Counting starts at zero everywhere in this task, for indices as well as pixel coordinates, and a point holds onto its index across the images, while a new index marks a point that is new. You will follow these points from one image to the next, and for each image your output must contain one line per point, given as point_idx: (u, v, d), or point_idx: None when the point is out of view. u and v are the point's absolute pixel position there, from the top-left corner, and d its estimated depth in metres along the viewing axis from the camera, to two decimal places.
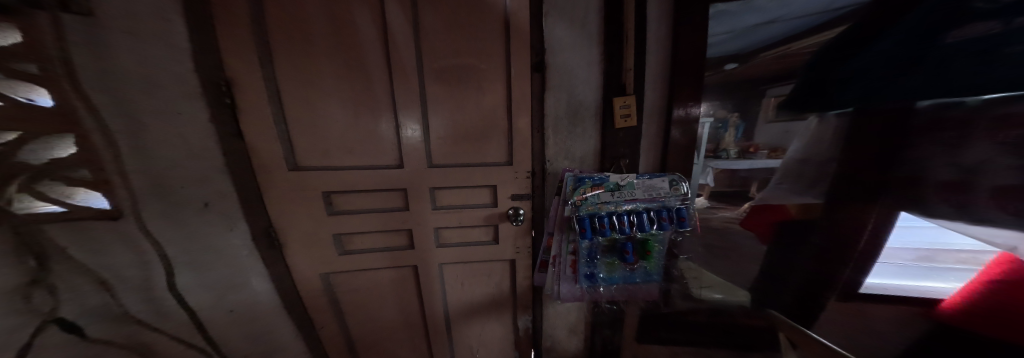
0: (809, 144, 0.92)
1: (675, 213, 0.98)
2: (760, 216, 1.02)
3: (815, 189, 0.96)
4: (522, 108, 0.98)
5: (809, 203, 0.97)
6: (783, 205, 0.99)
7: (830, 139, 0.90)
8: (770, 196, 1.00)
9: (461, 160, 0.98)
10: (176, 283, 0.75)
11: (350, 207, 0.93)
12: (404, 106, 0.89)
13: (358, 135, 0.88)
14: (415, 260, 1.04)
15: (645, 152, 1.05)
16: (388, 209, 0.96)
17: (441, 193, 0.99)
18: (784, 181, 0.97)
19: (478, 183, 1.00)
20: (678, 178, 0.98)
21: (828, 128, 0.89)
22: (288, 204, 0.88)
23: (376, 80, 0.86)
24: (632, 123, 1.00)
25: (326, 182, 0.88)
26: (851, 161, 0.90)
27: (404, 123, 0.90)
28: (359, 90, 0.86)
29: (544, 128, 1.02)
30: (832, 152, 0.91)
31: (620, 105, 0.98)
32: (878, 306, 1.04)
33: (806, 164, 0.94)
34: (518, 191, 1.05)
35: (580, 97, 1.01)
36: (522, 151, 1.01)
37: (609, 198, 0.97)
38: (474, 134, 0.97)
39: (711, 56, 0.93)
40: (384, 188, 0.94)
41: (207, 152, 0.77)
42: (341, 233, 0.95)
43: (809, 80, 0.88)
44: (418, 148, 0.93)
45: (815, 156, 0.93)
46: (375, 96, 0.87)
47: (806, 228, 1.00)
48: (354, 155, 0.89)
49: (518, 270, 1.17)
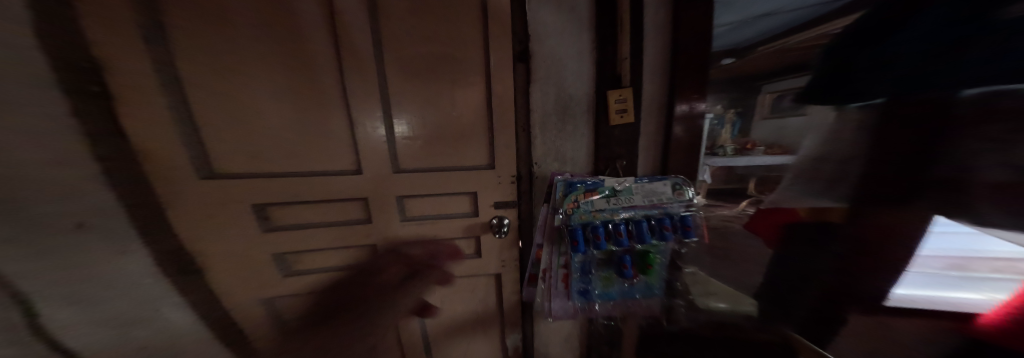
0: (829, 144, 0.81)
1: (678, 221, 0.86)
2: (768, 219, 0.91)
3: (834, 192, 0.84)
4: (504, 104, 0.86)
5: (826, 206, 0.86)
6: (794, 209, 0.88)
7: (851, 135, 0.79)
8: (782, 199, 0.88)
9: (436, 163, 0.86)
10: (44, 323, 0.67)
11: (300, 219, 0.82)
12: (366, 108, 0.78)
13: (310, 138, 0.77)
14: (382, 277, 0.93)
15: (645, 151, 0.94)
16: (348, 222, 0.85)
17: (410, 202, 0.87)
18: (796, 183, 0.86)
19: (451, 192, 0.89)
20: (680, 182, 0.86)
21: (848, 124, 0.78)
22: (233, 217, 0.78)
23: (329, 78, 0.75)
24: (628, 119, 0.89)
25: (274, 191, 0.78)
26: (877, 160, 0.79)
27: (366, 122, 0.78)
28: (313, 90, 0.75)
29: (530, 126, 0.90)
30: (853, 150, 0.80)
31: (614, 98, 0.87)
32: (901, 319, 0.93)
33: (823, 163, 0.83)
34: (498, 200, 0.93)
35: (570, 91, 0.90)
36: (501, 155, 0.89)
37: (604, 205, 0.86)
38: (450, 135, 0.85)
39: (716, 48, 0.82)
40: (341, 199, 0.82)
41: (77, 159, 0.67)
42: (285, 252, 0.84)
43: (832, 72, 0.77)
44: (382, 154, 0.81)
45: (834, 154, 0.82)
46: (333, 95, 0.76)
47: (824, 234, 0.89)
48: (302, 160, 0.78)
49: (504, 285, 1.05)
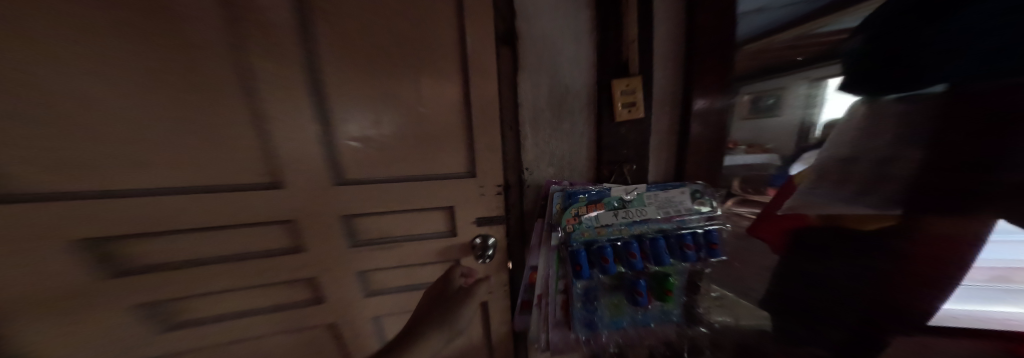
0: (859, 145, 0.65)
1: (700, 237, 0.72)
2: (772, 224, 0.75)
3: (868, 198, 0.67)
4: (485, 97, 0.69)
5: (854, 214, 0.69)
6: (807, 215, 0.72)
7: (887, 128, 0.62)
8: (801, 204, 0.71)
9: (401, 172, 0.68)
10: None
11: (234, 244, 0.66)
12: (310, 104, 0.61)
13: (238, 142, 0.60)
14: (341, 312, 0.76)
15: (657, 153, 0.80)
16: (262, 251, 0.68)
17: (364, 222, 0.70)
18: (818, 184, 0.69)
19: (421, 208, 0.71)
20: (700, 189, 0.74)
21: (879, 116, 0.62)
22: (144, 247, 0.62)
23: (257, 62, 0.57)
24: (637, 115, 0.74)
25: (193, 211, 0.61)
26: (923, 160, 0.61)
27: (306, 121, 0.62)
28: (237, 81, 0.58)
29: (519, 125, 0.74)
30: (897, 150, 0.62)
31: (621, 90, 0.72)
32: (946, 340, 0.73)
33: (852, 163, 0.66)
34: (481, 215, 0.76)
35: (567, 81, 0.74)
36: (485, 161, 0.72)
37: (611, 219, 0.71)
38: (418, 136, 0.68)
39: (740, 36, 0.68)
40: (255, 222, 0.65)
41: None
42: (170, 296, 0.66)
43: (862, 66, 0.61)
44: (334, 161, 0.65)
45: (867, 152, 0.64)
46: (265, 87, 0.59)
47: (873, 247, 0.71)
48: (232, 171, 0.62)
49: (491, 315, 0.88)
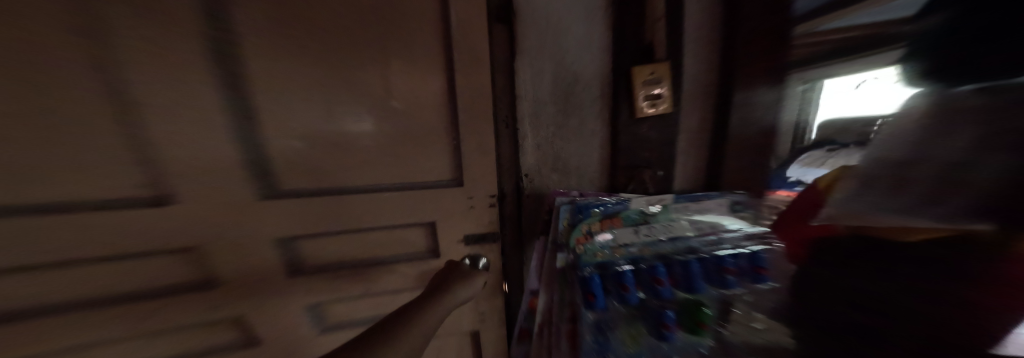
0: (935, 124, 0.27)
1: (745, 260, 0.52)
2: (807, 228, 0.39)
3: (919, 204, 0.28)
4: (475, 87, 0.56)
5: (907, 227, 0.30)
6: (849, 225, 0.34)
7: (975, 72, 0.25)
8: (860, 216, 0.33)
9: (369, 179, 0.55)
10: None
11: (144, 281, 0.50)
12: (241, 92, 0.46)
13: (120, 147, 0.42)
14: (300, 347, 0.63)
15: (682, 156, 0.67)
16: (181, 285, 0.52)
17: (308, 245, 0.56)
18: (880, 184, 0.31)
19: (401, 223, 0.60)
20: (741, 201, 0.60)
21: (972, 81, 0.26)
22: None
23: (146, 34, 0.40)
24: (662, 110, 0.60)
25: (73, 241, 0.44)
26: (978, 149, 0.25)
27: (232, 114, 0.46)
28: (115, 59, 0.40)
29: (517, 121, 0.61)
30: (951, 123, 0.26)
31: (644, 78, 0.58)
32: None
33: (913, 149, 0.28)
34: (471, 231, 0.64)
35: (576, 68, 0.60)
36: (477, 167, 0.60)
37: (630, 238, 0.58)
38: (391, 134, 0.54)
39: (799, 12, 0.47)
40: (168, 249, 0.49)
41: None
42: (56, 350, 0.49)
43: (930, 41, 0.29)
44: (280, 166, 0.50)
45: (926, 122, 0.28)
46: (157, 66, 0.42)
47: (895, 270, 0.31)
48: (119, 188, 0.44)
49: (484, 346, 0.74)
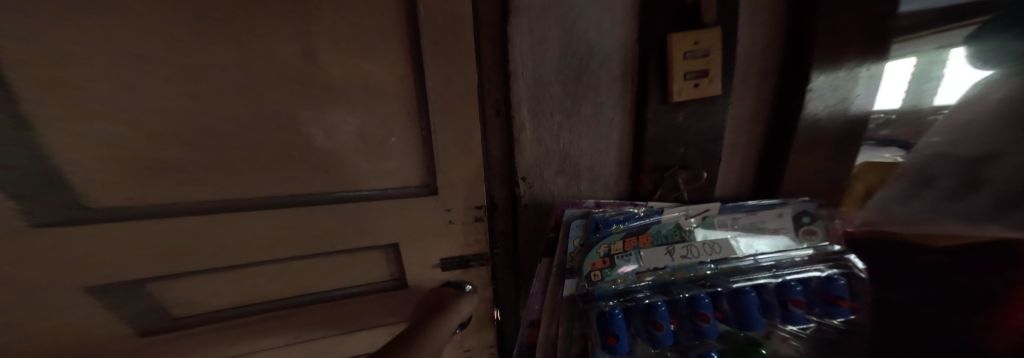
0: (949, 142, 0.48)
1: (815, 287, 0.44)
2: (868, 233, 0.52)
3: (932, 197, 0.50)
4: (450, 64, 0.41)
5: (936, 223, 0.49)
6: (905, 227, 0.51)
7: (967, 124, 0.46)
8: (880, 217, 0.52)
9: (322, 185, 0.45)
10: None
11: (63, 304, 0.42)
12: (132, 70, 0.34)
13: None
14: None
15: (727, 156, 0.53)
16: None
17: (245, 271, 0.49)
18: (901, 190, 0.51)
19: (370, 236, 0.50)
20: (806, 211, 0.47)
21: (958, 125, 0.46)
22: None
23: None
24: (706, 93, 0.45)
25: None
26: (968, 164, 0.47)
27: (74, 110, 0.34)
28: None
29: (513, 111, 0.47)
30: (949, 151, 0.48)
31: (682, 52, 0.43)
32: None
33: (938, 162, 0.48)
34: (456, 245, 0.53)
35: (590, 37, 0.45)
36: (459, 168, 0.47)
37: (665, 259, 0.44)
38: (348, 130, 0.42)
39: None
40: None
41: None
42: None
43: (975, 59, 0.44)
44: (208, 167, 0.40)
45: (946, 150, 0.48)
46: None
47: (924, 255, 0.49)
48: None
49: None
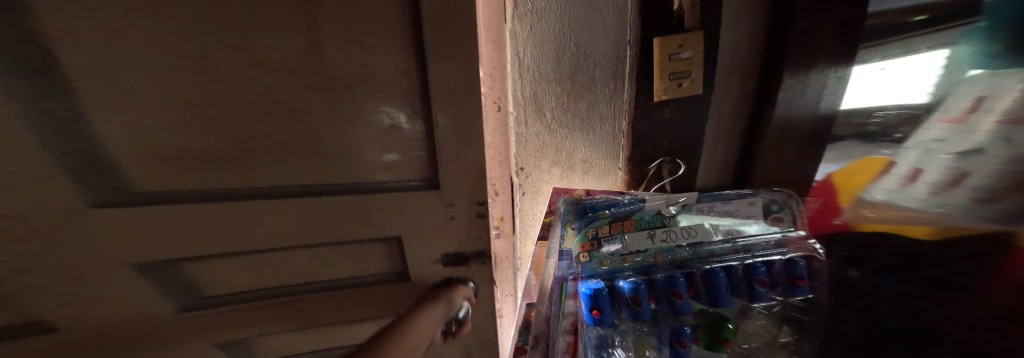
0: None
1: (780, 268, 0.50)
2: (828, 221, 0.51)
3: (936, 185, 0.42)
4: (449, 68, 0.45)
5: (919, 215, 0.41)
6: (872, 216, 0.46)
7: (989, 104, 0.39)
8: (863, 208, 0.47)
9: (336, 175, 0.49)
10: None
11: (110, 280, 0.48)
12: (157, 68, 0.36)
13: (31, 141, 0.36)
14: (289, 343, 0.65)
15: (714, 151, 0.56)
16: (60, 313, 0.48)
17: (262, 257, 0.54)
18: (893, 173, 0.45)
19: (376, 224, 0.55)
20: (777, 201, 0.52)
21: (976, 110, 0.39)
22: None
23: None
24: (690, 91, 0.50)
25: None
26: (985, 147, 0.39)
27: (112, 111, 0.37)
28: None
29: (512, 107, 0.52)
30: None
31: (665, 56, 0.48)
32: None
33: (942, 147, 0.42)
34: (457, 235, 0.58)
35: (585, 41, 0.49)
36: (461, 163, 0.52)
37: (648, 243, 0.49)
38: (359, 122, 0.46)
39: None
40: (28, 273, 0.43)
41: None
42: None
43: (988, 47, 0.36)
44: (230, 156, 0.43)
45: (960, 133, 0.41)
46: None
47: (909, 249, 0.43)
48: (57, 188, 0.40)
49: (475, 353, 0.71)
